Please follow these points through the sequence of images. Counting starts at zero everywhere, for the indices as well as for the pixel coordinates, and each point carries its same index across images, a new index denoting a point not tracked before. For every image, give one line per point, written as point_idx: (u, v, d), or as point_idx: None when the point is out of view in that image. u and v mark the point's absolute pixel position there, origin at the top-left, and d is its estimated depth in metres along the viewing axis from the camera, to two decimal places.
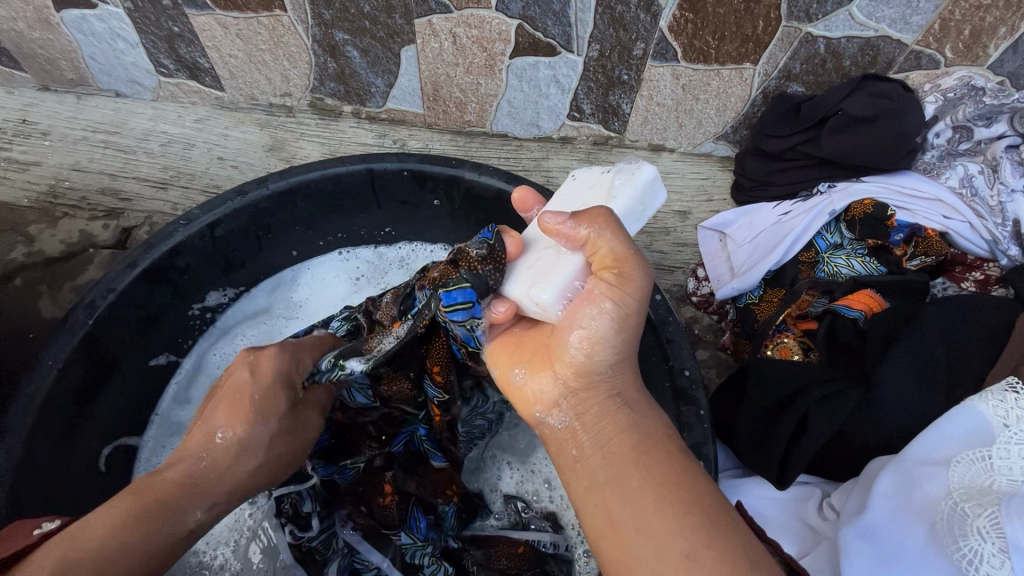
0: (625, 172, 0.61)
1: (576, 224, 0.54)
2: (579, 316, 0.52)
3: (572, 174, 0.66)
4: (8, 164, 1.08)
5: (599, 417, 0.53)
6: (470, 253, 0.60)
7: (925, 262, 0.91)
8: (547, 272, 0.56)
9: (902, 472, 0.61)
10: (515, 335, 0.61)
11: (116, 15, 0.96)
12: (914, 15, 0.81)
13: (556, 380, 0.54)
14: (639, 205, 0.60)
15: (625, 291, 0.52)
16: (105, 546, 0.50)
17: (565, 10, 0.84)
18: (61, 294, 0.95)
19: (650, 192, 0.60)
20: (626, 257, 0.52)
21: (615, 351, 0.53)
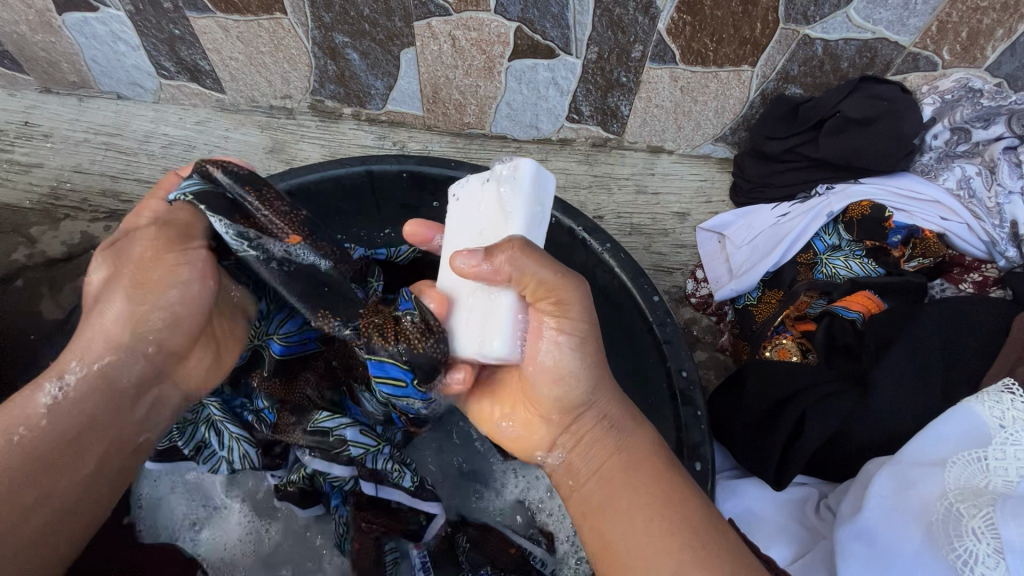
0: (506, 179, 0.57)
1: (492, 263, 0.52)
2: (536, 353, 0.54)
3: (454, 193, 0.63)
4: (10, 165, 1.09)
5: (586, 442, 0.56)
6: (405, 327, 0.60)
7: (923, 263, 0.91)
8: (486, 321, 0.55)
9: (897, 471, 0.60)
10: (486, 379, 0.64)
11: (117, 18, 0.97)
12: (911, 18, 0.81)
13: (542, 416, 0.59)
14: (541, 203, 0.58)
15: (572, 320, 0.53)
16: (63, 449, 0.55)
17: (563, 12, 0.85)
18: (63, 295, 0.95)
19: (540, 185, 0.58)
20: (562, 282, 0.52)
21: (588, 380, 0.56)
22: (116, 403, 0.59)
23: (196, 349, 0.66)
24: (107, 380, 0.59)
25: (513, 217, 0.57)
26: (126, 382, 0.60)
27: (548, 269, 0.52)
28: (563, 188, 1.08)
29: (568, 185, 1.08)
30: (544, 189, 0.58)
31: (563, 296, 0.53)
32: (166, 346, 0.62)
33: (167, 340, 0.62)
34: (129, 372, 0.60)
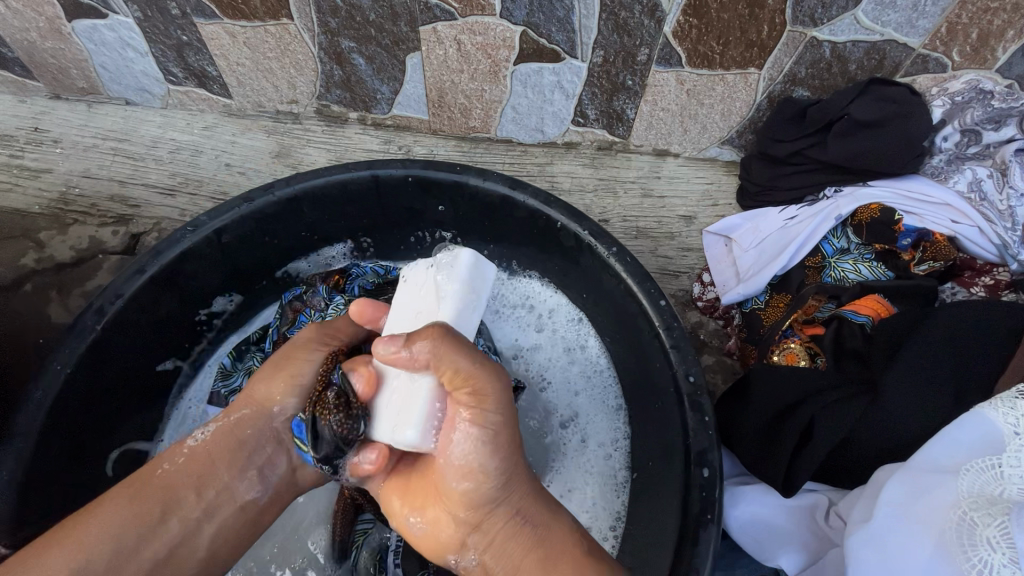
0: (444, 267, 0.58)
1: (410, 347, 0.52)
2: (449, 447, 0.51)
3: (402, 275, 0.62)
4: (20, 171, 1.10)
5: (499, 538, 0.54)
6: (328, 398, 0.61)
7: (933, 267, 0.90)
8: (404, 406, 0.54)
9: (909, 479, 0.59)
10: (408, 469, 0.61)
11: (126, 25, 0.97)
12: (920, 19, 0.81)
13: (452, 519, 0.55)
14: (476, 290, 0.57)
15: (479, 422, 0.50)
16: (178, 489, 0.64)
17: (568, 16, 0.85)
18: (71, 299, 0.96)
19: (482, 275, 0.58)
20: (475, 377, 0.50)
21: (501, 469, 0.52)
22: (236, 456, 0.67)
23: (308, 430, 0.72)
24: (234, 435, 0.68)
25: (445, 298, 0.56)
26: (252, 442, 0.69)
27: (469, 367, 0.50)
28: (568, 192, 1.08)
29: (573, 189, 1.08)
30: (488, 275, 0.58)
31: (475, 398, 0.51)
32: (285, 411, 0.70)
33: (285, 405, 0.70)
34: (249, 432, 0.69)
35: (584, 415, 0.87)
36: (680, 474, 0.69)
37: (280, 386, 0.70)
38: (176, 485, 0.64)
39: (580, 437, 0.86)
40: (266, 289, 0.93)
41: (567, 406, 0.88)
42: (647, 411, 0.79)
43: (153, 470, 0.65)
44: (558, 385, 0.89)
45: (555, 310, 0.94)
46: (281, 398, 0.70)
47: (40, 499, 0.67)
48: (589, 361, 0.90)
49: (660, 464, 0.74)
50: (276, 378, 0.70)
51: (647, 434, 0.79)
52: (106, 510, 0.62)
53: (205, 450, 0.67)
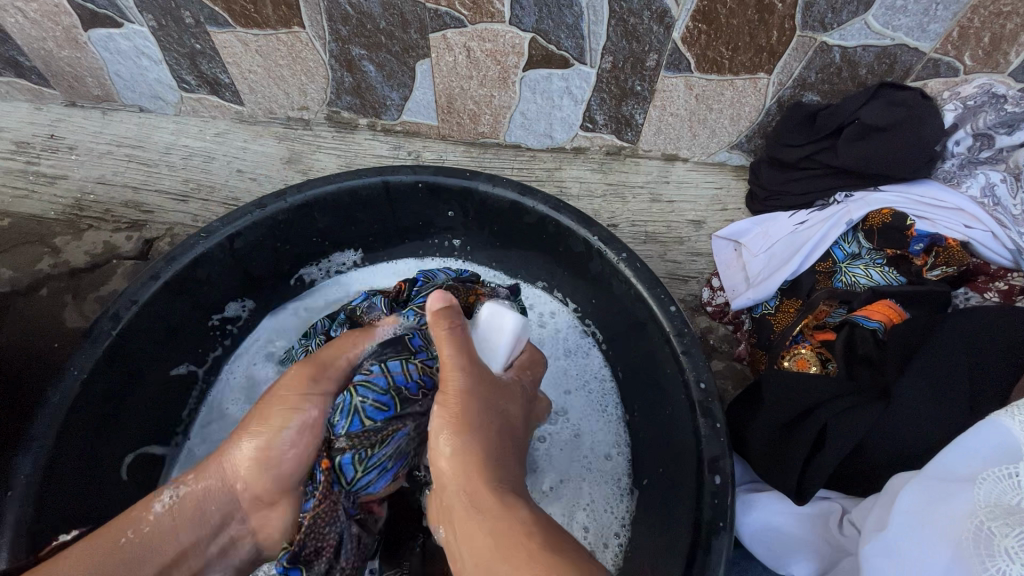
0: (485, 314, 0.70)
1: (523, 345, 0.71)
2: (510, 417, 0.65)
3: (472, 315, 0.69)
4: (36, 177, 1.11)
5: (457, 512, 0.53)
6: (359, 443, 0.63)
7: (946, 272, 0.90)
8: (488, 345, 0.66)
9: (925, 488, 0.59)
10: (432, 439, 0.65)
11: (141, 34, 0.99)
12: (932, 23, 0.80)
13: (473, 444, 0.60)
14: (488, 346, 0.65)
15: (457, 398, 0.57)
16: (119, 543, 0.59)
17: (578, 22, 0.85)
18: (86, 304, 0.98)
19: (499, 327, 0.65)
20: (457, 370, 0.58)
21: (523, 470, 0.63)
22: (204, 525, 0.62)
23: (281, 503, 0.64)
24: (205, 502, 0.62)
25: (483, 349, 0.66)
26: (212, 506, 0.62)
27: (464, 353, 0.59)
28: (577, 197, 1.08)
29: (582, 194, 1.08)
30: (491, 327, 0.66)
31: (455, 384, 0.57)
32: (250, 487, 0.63)
33: (251, 481, 0.62)
34: (217, 500, 0.63)
35: (581, 412, 0.87)
36: (692, 480, 0.68)
37: (252, 444, 0.62)
38: (143, 548, 0.59)
39: (576, 432, 0.86)
40: (279, 295, 0.94)
41: (562, 406, 0.87)
42: (658, 417, 0.78)
43: (121, 532, 0.60)
44: (556, 380, 0.89)
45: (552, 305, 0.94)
46: (249, 466, 0.62)
47: (58, 502, 0.68)
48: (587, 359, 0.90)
49: (672, 470, 0.74)
50: (259, 434, 0.62)
51: (658, 441, 0.78)
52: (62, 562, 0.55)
53: (170, 517, 0.61)
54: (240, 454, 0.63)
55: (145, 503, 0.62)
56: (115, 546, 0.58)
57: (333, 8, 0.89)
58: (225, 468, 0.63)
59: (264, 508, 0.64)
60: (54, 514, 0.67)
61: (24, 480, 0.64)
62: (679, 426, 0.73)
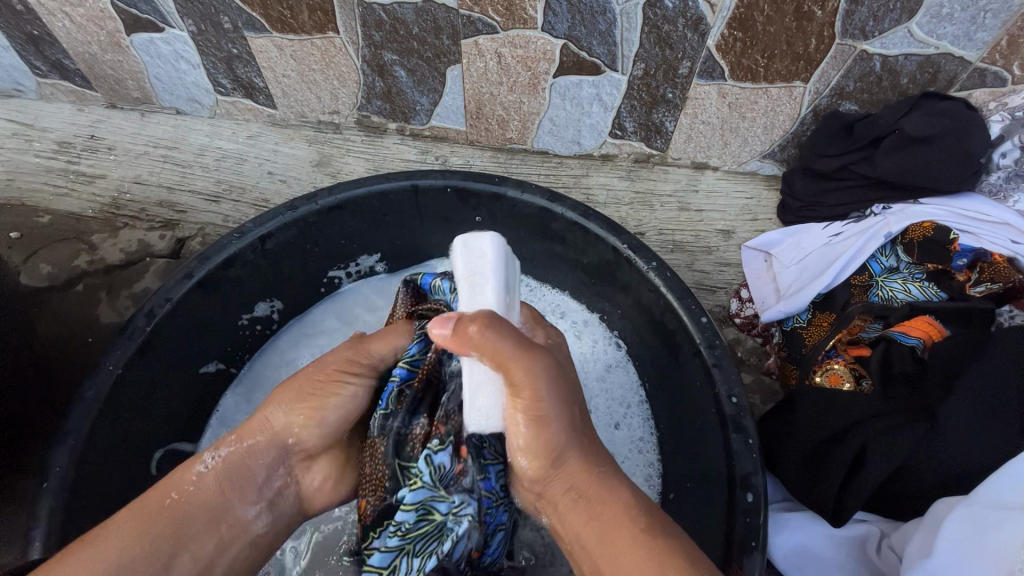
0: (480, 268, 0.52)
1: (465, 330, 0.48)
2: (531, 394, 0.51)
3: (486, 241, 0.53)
4: (76, 177, 1.15)
5: (566, 513, 0.55)
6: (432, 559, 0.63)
7: (990, 289, 0.86)
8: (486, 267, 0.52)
9: (973, 515, 0.59)
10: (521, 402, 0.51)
11: (181, 38, 1.01)
12: (979, 32, 0.78)
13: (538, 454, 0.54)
14: (477, 277, 0.52)
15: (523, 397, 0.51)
16: (169, 499, 0.57)
17: (611, 29, 0.85)
18: (119, 301, 1.00)
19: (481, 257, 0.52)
20: (523, 359, 0.49)
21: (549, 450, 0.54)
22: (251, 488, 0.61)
23: (326, 459, 0.67)
24: (248, 462, 0.61)
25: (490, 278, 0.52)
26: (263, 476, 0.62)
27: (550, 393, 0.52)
28: (603, 205, 1.07)
29: (608, 201, 1.07)
30: (494, 255, 0.52)
31: (528, 377, 0.50)
32: (303, 445, 0.64)
33: (304, 437, 0.64)
34: (267, 463, 0.63)
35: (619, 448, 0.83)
36: (722, 497, 0.67)
37: (302, 413, 0.63)
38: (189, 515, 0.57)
39: None
40: (308, 295, 0.95)
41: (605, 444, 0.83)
42: (685, 431, 0.77)
43: (163, 494, 0.58)
44: (598, 403, 0.86)
45: (593, 321, 0.92)
46: (301, 428, 0.63)
47: (89, 497, 0.69)
48: (628, 379, 0.88)
49: (700, 485, 0.73)
50: (300, 409, 0.63)
51: (686, 457, 0.77)
52: (112, 535, 0.53)
53: (213, 479, 0.59)
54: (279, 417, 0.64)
55: (183, 470, 0.60)
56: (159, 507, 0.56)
57: (367, 14, 0.90)
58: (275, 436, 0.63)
59: (307, 471, 0.66)
60: (85, 508, 0.68)
61: (59, 473, 0.65)
62: (709, 442, 0.71)
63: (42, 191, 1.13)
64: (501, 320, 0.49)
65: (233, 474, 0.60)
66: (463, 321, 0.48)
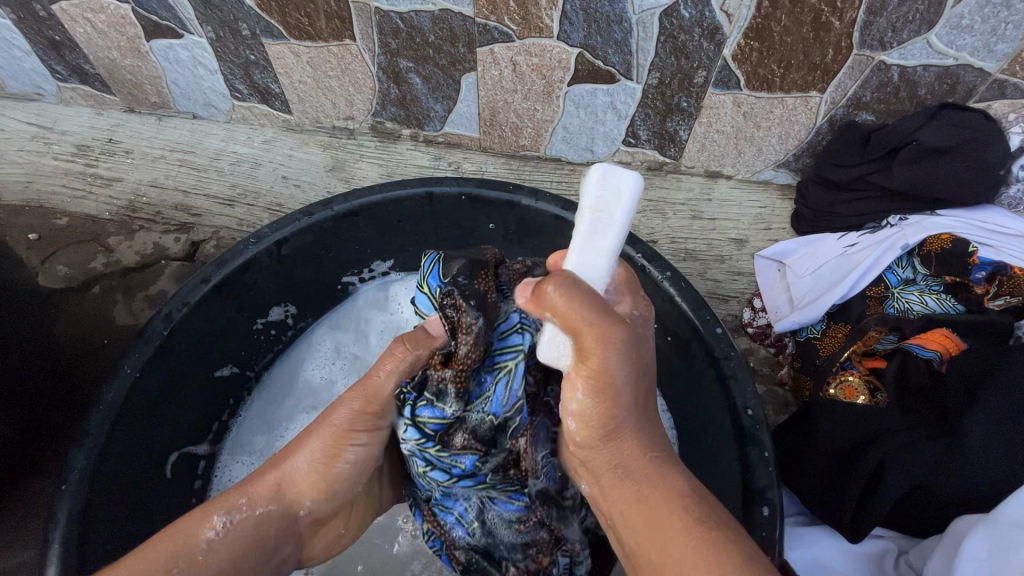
0: (610, 203, 0.49)
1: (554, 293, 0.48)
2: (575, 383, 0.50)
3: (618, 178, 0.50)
4: (94, 179, 1.16)
5: (614, 489, 0.52)
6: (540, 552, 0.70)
7: (1010, 303, 0.85)
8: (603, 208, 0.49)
9: (995, 534, 0.58)
10: (586, 369, 0.49)
11: (199, 44, 1.02)
12: (999, 43, 0.78)
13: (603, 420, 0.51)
14: (601, 214, 0.50)
15: (592, 359, 0.49)
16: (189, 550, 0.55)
17: (627, 39, 0.85)
18: (136, 303, 1.01)
19: (618, 194, 0.49)
20: (597, 326, 0.48)
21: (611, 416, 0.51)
22: (260, 553, 0.59)
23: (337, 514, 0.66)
24: (272, 513, 0.60)
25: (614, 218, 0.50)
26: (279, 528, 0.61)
27: (615, 378, 0.49)
28: None
29: None
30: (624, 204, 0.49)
31: (597, 343, 0.48)
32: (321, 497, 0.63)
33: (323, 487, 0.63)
34: (272, 527, 0.60)
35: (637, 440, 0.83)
36: (738, 510, 0.66)
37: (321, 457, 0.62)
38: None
39: None
40: (321, 299, 0.95)
41: None
42: (700, 442, 0.77)
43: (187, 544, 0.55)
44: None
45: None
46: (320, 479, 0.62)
47: (105, 500, 0.69)
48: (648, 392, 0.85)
49: (715, 496, 0.72)
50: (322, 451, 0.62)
51: (702, 467, 0.76)
52: None
53: (225, 545, 0.56)
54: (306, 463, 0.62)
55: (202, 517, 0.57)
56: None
57: (384, 22, 0.91)
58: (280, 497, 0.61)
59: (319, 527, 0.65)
60: (101, 512, 0.68)
61: (76, 476, 0.66)
62: (725, 454, 0.71)
63: (60, 193, 1.15)
64: (582, 282, 0.49)
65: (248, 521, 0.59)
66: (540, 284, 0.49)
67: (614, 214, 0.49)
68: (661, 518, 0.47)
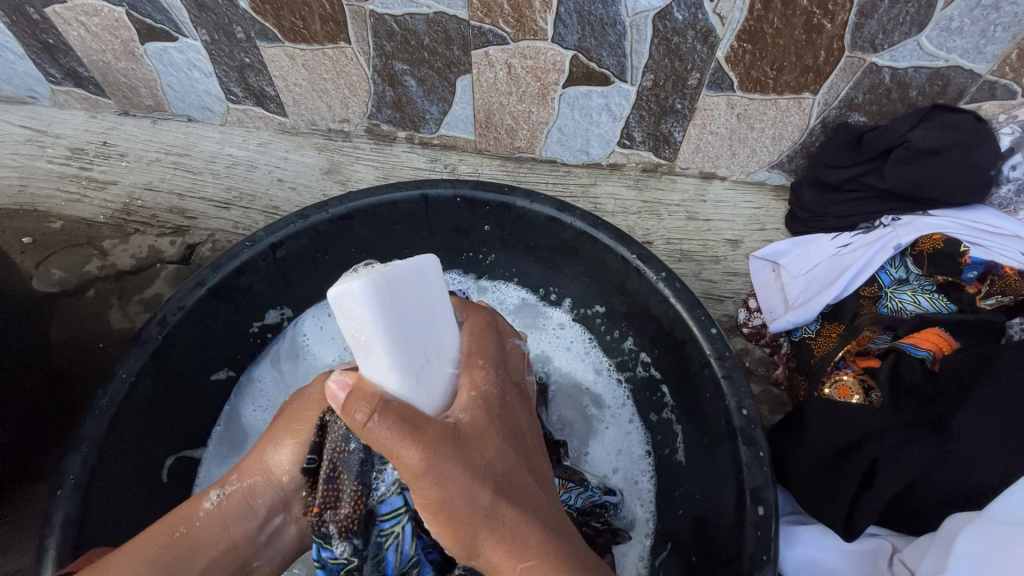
0: (359, 318, 0.50)
1: (354, 413, 0.49)
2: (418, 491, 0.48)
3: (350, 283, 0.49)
4: (88, 183, 1.16)
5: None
6: None
7: (1001, 302, 0.86)
8: (355, 317, 0.50)
9: (986, 532, 0.59)
10: (419, 469, 0.48)
11: (194, 48, 1.02)
12: (989, 45, 0.78)
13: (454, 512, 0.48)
14: (362, 335, 0.50)
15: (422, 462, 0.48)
16: (175, 533, 0.59)
17: (620, 41, 0.86)
18: (131, 307, 1.01)
19: (352, 303, 0.49)
20: (415, 434, 0.48)
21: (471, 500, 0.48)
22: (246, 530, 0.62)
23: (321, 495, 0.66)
24: (250, 495, 0.63)
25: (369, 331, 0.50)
26: (261, 511, 0.63)
27: (457, 468, 0.48)
28: (611, 214, 1.07)
29: (617, 210, 1.08)
30: (370, 312, 0.49)
31: (420, 446, 0.48)
32: (296, 480, 0.64)
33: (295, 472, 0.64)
34: (262, 499, 0.63)
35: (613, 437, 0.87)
36: (732, 509, 0.67)
37: (292, 446, 0.64)
38: (194, 545, 0.59)
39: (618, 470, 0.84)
40: (317, 302, 0.95)
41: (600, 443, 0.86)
42: (696, 440, 0.77)
43: (173, 526, 0.60)
44: (605, 442, 0.86)
45: (592, 346, 0.94)
46: (293, 465, 0.64)
47: (101, 504, 0.69)
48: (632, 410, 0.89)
49: (711, 495, 0.73)
50: (295, 436, 0.64)
51: (698, 467, 0.77)
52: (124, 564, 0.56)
53: (219, 514, 0.61)
54: (280, 450, 0.64)
55: (192, 503, 0.62)
56: (169, 541, 0.59)
57: (378, 25, 0.91)
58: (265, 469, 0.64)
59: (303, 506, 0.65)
60: (98, 515, 0.68)
61: (72, 481, 0.66)
62: (720, 452, 0.71)
63: (55, 197, 1.14)
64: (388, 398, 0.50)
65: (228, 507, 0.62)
66: (348, 409, 0.49)
67: (364, 323, 0.50)
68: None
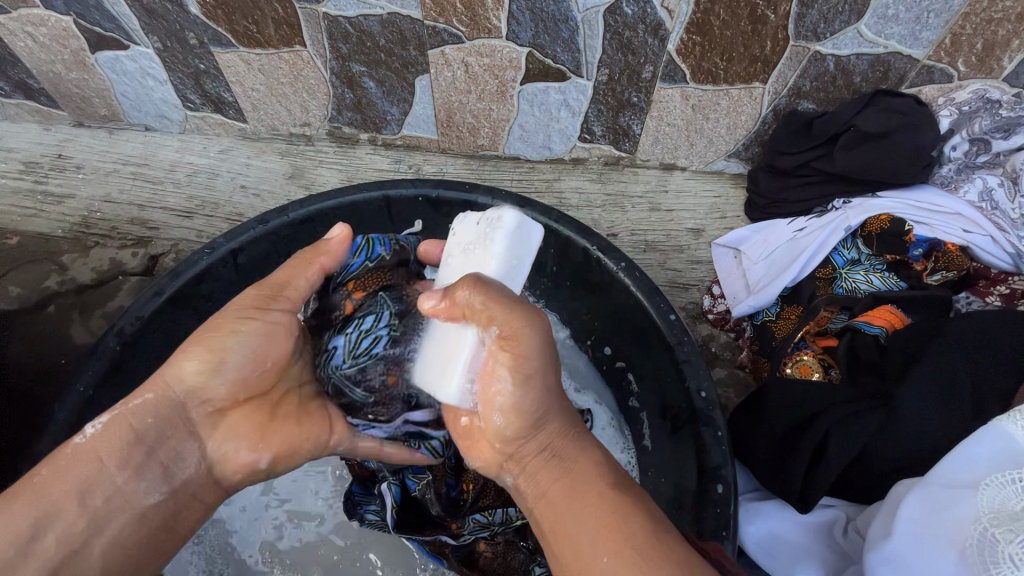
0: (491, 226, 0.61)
1: (455, 294, 0.55)
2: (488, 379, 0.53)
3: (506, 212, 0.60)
4: (45, 197, 1.13)
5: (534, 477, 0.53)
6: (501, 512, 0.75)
7: (946, 277, 0.91)
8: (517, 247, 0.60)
9: (928, 495, 0.61)
10: (501, 348, 0.53)
11: (147, 55, 1.01)
12: (924, 31, 0.81)
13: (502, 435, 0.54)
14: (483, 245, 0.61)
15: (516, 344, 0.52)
16: (57, 474, 0.55)
17: (573, 37, 0.87)
18: (92, 320, 0.99)
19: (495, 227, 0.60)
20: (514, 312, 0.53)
21: (534, 413, 0.53)
22: (146, 452, 0.58)
23: (240, 413, 0.63)
24: (148, 416, 0.59)
25: (488, 245, 0.60)
26: (163, 434, 0.59)
27: (539, 393, 0.53)
28: (576, 208, 1.09)
29: (581, 204, 1.09)
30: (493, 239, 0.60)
31: (521, 326, 0.53)
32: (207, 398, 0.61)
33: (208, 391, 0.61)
34: (155, 419, 0.59)
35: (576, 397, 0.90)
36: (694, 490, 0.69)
37: (197, 360, 0.60)
38: (66, 486, 0.54)
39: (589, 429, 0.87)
40: None
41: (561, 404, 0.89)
42: (660, 425, 0.79)
43: (50, 463, 0.56)
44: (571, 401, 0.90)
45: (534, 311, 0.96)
46: (201, 382, 0.60)
47: None
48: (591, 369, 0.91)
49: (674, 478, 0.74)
50: (203, 344, 0.61)
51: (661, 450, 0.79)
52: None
53: (104, 443, 0.57)
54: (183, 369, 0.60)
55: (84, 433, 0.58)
56: (50, 482, 0.54)
57: (332, 27, 0.91)
58: (169, 393, 0.60)
59: (222, 425, 0.62)
60: None
61: None
62: (685, 436, 0.72)
63: (10, 213, 1.12)
64: (491, 283, 0.55)
65: (123, 439, 0.57)
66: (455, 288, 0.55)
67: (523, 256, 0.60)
68: (587, 511, 0.49)
